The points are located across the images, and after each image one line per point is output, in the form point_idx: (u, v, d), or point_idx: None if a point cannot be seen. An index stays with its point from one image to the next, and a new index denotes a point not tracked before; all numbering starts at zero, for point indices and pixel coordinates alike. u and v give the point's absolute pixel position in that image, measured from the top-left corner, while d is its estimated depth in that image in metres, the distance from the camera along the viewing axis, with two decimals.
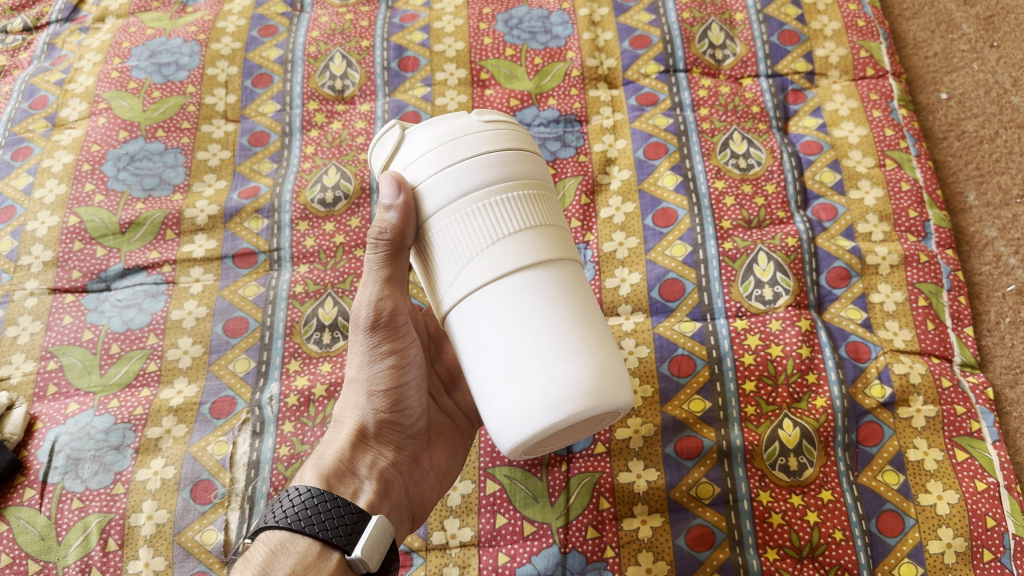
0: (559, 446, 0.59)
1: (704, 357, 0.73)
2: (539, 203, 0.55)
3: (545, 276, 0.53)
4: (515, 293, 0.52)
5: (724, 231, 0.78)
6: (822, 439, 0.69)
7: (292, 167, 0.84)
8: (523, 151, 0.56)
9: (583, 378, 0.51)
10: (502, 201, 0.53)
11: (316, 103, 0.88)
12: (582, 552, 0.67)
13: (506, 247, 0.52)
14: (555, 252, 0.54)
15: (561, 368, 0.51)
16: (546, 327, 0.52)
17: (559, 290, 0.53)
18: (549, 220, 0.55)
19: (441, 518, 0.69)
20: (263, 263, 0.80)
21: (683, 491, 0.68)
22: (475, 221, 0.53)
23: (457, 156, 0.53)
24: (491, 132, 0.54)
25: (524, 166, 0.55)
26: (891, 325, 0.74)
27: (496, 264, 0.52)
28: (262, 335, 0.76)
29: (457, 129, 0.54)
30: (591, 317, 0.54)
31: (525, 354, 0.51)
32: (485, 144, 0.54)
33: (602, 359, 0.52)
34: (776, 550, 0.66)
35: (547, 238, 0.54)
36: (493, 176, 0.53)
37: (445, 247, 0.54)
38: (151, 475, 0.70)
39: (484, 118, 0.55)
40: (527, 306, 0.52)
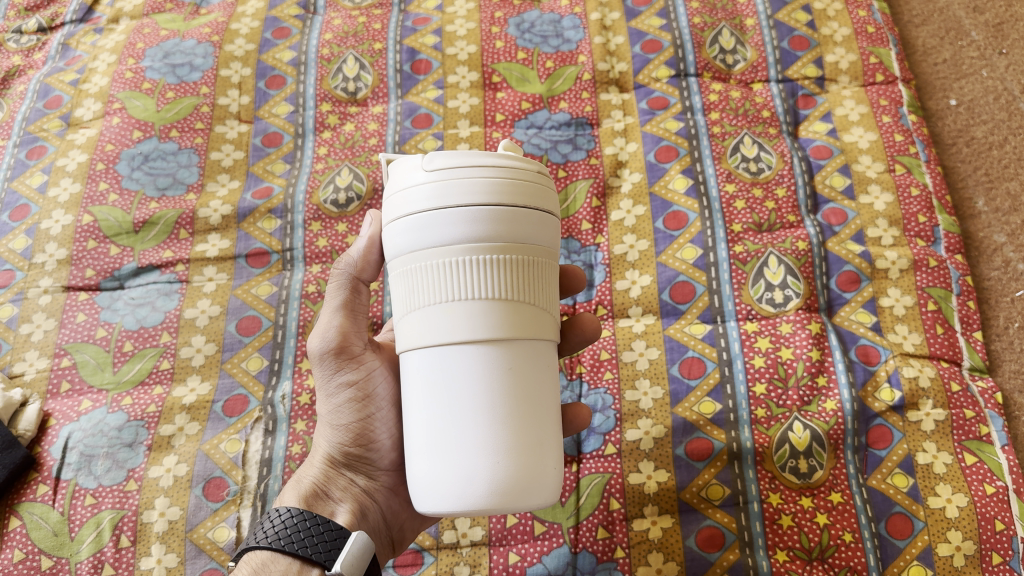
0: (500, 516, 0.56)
1: (714, 359, 0.73)
2: (520, 269, 0.49)
3: (489, 355, 0.48)
4: (456, 361, 0.48)
5: (735, 235, 0.78)
6: (832, 441, 0.70)
7: (305, 168, 0.85)
8: (517, 207, 0.49)
9: (463, 482, 0.47)
10: (472, 262, 0.48)
11: (329, 105, 0.89)
12: (593, 552, 0.67)
13: (460, 316, 0.48)
14: (512, 331, 0.48)
15: (446, 462, 0.48)
16: (454, 411, 0.48)
17: (498, 376, 0.48)
18: (521, 295, 0.49)
19: (452, 517, 0.69)
20: (276, 263, 0.80)
21: (693, 492, 0.69)
22: (437, 274, 0.49)
23: (444, 202, 0.48)
24: (486, 180, 0.48)
25: (517, 226, 0.49)
26: (901, 329, 0.75)
27: (446, 330, 0.48)
28: (275, 334, 0.77)
29: (451, 169, 0.48)
30: (516, 415, 0.48)
31: (427, 433, 0.49)
32: (474, 193, 0.47)
33: (497, 467, 0.47)
34: (786, 551, 0.66)
35: (515, 315, 0.49)
36: (469, 231, 0.48)
37: (405, 290, 0.50)
38: (164, 472, 0.71)
39: (480, 165, 0.48)
40: (453, 381, 0.48)
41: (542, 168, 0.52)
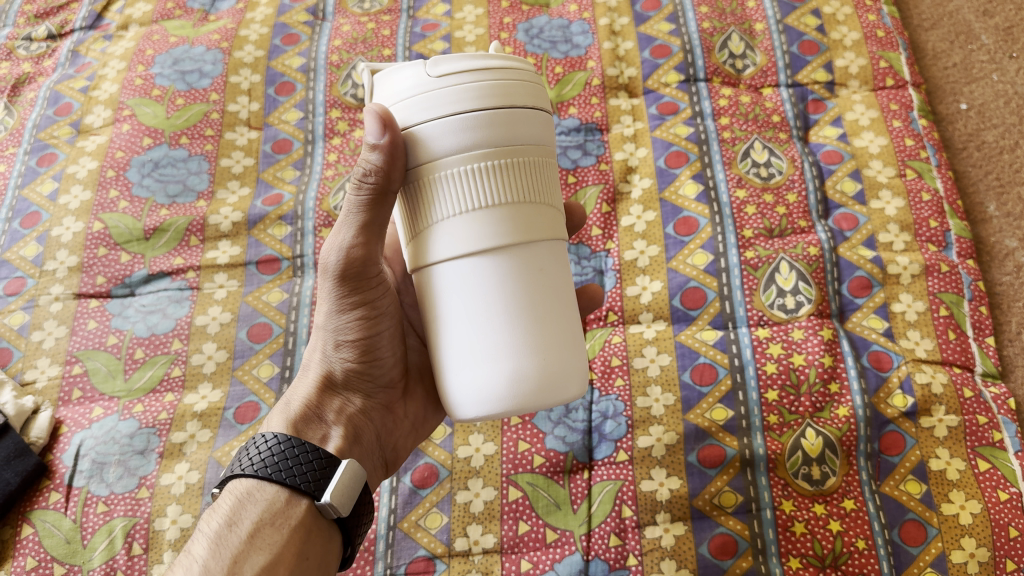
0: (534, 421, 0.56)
1: (726, 365, 0.73)
2: (518, 171, 0.46)
3: (492, 262, 0.46)
4: (462, 273, 0.46)
5: (745, 241, 0.78)
6: (844, 448, 0.70)
7: (315, 175, 0.85)
8: (502, 102, 0.46)
9: (497, 381, 0.47)
10: (466, 171, 0.45)
11: (339, 111, 0.88)
12: (605, 560, 0.67)
13: (463, 225, 0.46)
14: (517, 232, 0.46)
15: (476, 368, 0.47)
16: (478, 321, 0.47)
17: (511, 278, 0.46)
18: (521, 195, 0.46)
19: (464, 524, 0.69)
20: (287, 270, 0.80)
21: (706, 499, 0.68)
22: (433, 187, 0.46)
23: (430, 111, 0.45)
24: (473, 85, 0.45)
25: (512, 126, 0.46)
26: (913, 334, 0.75)
27: (451, 240, 0.46)
28: (286, 341, 0.77)
29: (438, 78, 0.45)
30: (540, 309, 0.47)
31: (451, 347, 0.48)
32: (451, 91, 0.45)
33: (530, 363, 0.47)
34: (799, 559, 0.66)
35: (520, 218, 0.46)
36: (458, 136, 0.45)
37: (405, 211, 0.48)
38: (176, 480, 0.71)
39: (465, 68, 0.45)
40: (465, 295, 0.46)
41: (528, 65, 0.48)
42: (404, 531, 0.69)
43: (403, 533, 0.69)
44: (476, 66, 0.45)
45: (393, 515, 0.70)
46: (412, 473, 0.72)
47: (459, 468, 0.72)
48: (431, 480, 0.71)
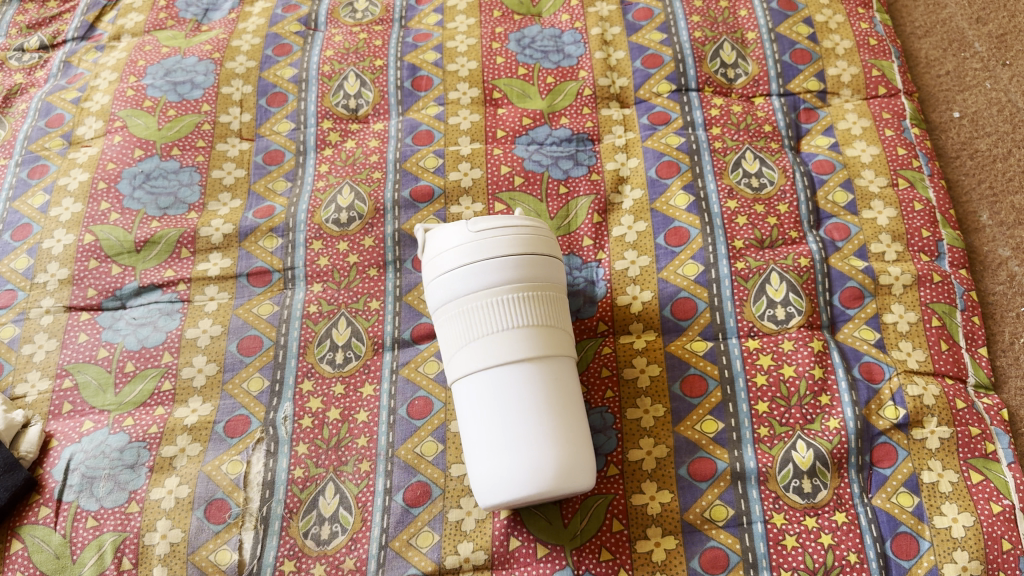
0: (551, 501, 0.66)
1: (716, 377, 0.73)
2: (539, 302, 0.64)
3: (528, 373, 0.62)
4: (505, 380, 0.62)
5: (736, 252, 0.78)
6: (836, 460, 0.69)
7: (306, 186, 0.85)
8: (534, 254, 0.65)
9: (524, 472, 0.61)
10: (504, 305, 0.63)
11: (331, 122, 0.88)
12: (596, 574, 0.67)
13: (508, 345, 0.62)
14: (547, 349, 0.63)
15: (509, 459, 0.61)
16: (524, 425, 0.61)
17: (543, 386, 0.62)
18: (548, 320, 0.64)
19: (455, 542, 0.68)
20: (277, 282, 0.80)
21: (697, 513, 0.68)
22: (485, 312, 0.63)
23: (477, 269, 0.63)
24: (498, 247, 0.64)
25: (531, 268, 0.65)
26: (904, 345, 0.74)
27: (500, 356, 0.62)
28: (276, 354, 0.77)
29: (474, 244, 0.64)
30: (565, 413, 0.63)
31: (490, 438, 0.62)
32: (497, 248, 0.63)
33: (553, 459, 0.61)
34: (790, 572, 0.66)
35: (544, 335, 0.64)
36: (502, 278, 0.63)
37: (460, 325, 0.64)
38: (165, 494, 0.71)
39: (489, 240, 0.63)
40: (505, 397, 0.62)
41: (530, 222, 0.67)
42: (395, 550, 0.68)
43: (394, 552, 0.68)
44: (497, 231, 0.64)
45: (385, 535, 0.68)
46: (404, 491, 0.70)
47: (452, 486, 0.70)
48: (423, 498, 0.70)
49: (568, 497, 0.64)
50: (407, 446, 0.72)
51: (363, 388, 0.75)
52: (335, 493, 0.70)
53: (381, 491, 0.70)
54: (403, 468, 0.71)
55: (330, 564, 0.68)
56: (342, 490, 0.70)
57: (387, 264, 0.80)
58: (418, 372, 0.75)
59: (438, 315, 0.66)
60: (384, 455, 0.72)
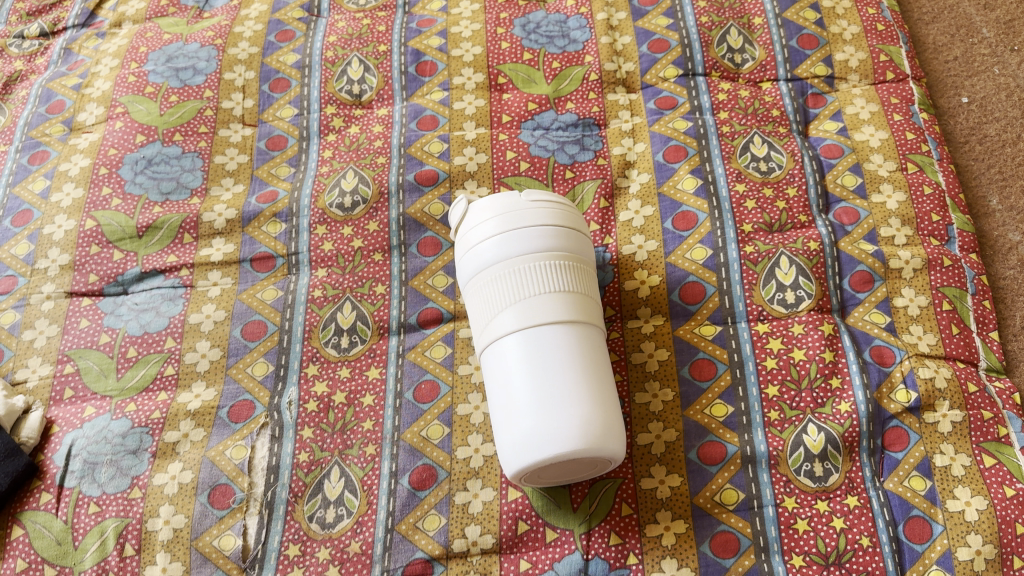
0: (578, 477, 0.67)
1: (725, 361, 0.72)
2: (576, 273, 0.69)
3: (566, 335, 0.66)
4: (541, 340, 0.65)
5: (745, 235, 0.77)
6: (847, 444, 0.68)
7: (310, 171, 0.84)
8: (574, 229, 0.71)
9: (568, 427, 0.62)
10: (547, 269, 0.67)
11: (334, 107, 0.88)
12: (605, 559, 0.66)
13: (546, 307, 0.66)
14: (579, 315, 0.67)
15: (550, 414, 0.63)
16: (562, 384, 0.64)
17: (577, 348, 0.66)
18: (582, 287, 0.69)
19: (462, 525, 0.68)
20: (281, 267, 0.79)
21: (707, 497, 0.67)
22: (523, 276, 0.67)
23: (527, 230, 0.68)
24: (550, 213, 0.70)
25: (575, 240, 0.71)
26: (915, 329, 0.74)
27: (540, 316, 0.66)
28: (280, 339, 0.76)
29: (519, 217, 0.69)
30: (599, 376, 0.66)
31: (532, 394, 0.64)
32: (540, 219, 0.69)
33: (594, 415, 0.63)
34: (802, 556, 0.65)
35: (579, 304, 0.67)
36: (545, 245, 0.68)
37: (500, 288, 0.67)
38: (168, 479, 0.70)
39: (542, 208, 0.70)
40: (544, 356, 0.65)
41: (569, 201, 0.73)
42: (402, 534, 0.68)
43: (400, 536, 0.67)
44: (547, 204, 0.70)
45: (391, 518, 0.68)
46: (410, 474, 0.70)
47: (458, 469, 0.70)
48: (429, 481, 0.69)
49: (598, 467, 0.65)
50: (413, 429, 0.72)
51: (368, 372, 0.74)
52: (340, 476, 0.70)
53: (387, 475, 0.70)
54: (408, 451, 0.71)
55: (336, 548, 0.67)
56: (347, 474, 0.70)
57: (392, 249, 0.79)
58: (424, 356, 0.75)
59: (477, 281, 0.69)
60: (390, 438, 0.71)
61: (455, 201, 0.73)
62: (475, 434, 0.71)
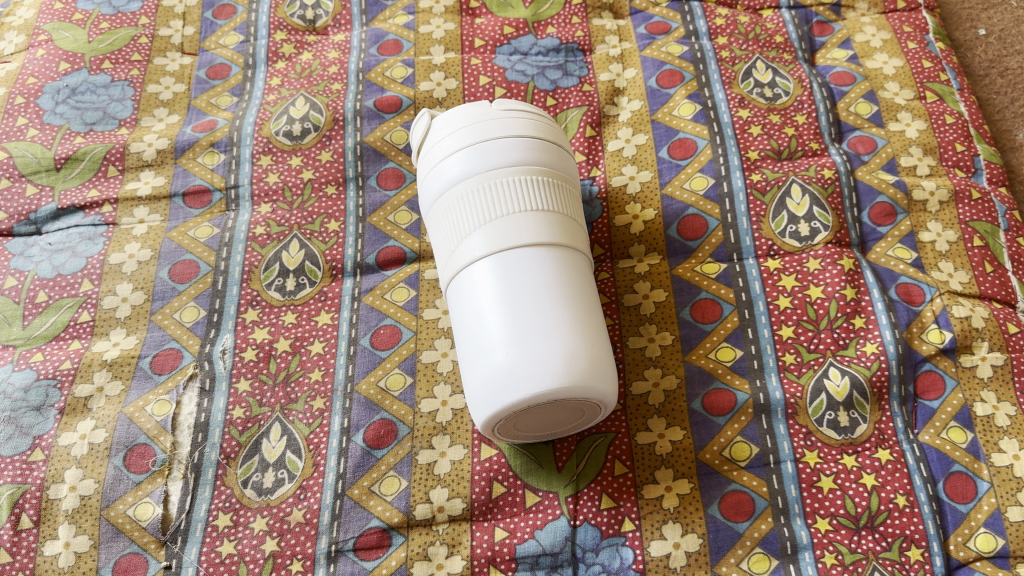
0: (564, 428, 0.57)
1: (732, 301, 0.62)
2: (558, 191, 0.59)
3: (546, 259, 0.56)
4: (516, 264, 0.55)
5: (751, 163, 0.67)
6: (875, 391, 0.59)
7: (254, 100, 0.74)
8: (557, 143, 0.61)
9: (548, 361, 0.52)
10: (525, 184, 0.57)
11: (284, 33, 0.78)
12: (596, 525, 0.56)
13: (523, 227, 0.56)
14: (562, 237, 0.57)
15: (528, 347, 0.53)
16: (541, 313, 0.54)
17: (560, 273, 0.56)
18: (566, 208, 0.59)
19: (426, 489, 0.57)
20: (218, 203, 0.69)
21: (714, 452, 0.57)
22: (496, 192, 0.57)
23: (500, 140, 0.59)
24: (528, 123, 0.60)
25: (558, 155, 0.61)
26: (945, 266, 0.65)
27: (515, 238, 0.56)
28: (215, 281, 0.65)
29: (491, 126, 0.59)
30: (587, 307, 0.56)
31: (507, 324, 0.54)
32: (516, 129, 0.59)
33: (581, 348, 0.53)
34: (827, 520, 0.55)
35: (562, 225, 0.58)
36: (521, 157, 0.58)
37: (470, 208, 0.58)
38: (77, 440, 0.59)
39: (519, 117, 0.60)
40: (520, 282, 0.55)
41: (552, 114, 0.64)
42: (354, 499, 0.57)
43: (352, 502, 0.57)
44: (525, 114, 0.61)
45: (341, 482, 0.57)
46: (365, 430, 0.59)
47: (422, 424, 0.59)
48: (388, 439, 0.59)
49: (587, 414, 0.55)
50: (369, 380, 0.61)
51: (317, 317, 0.64)
52: (281, 435, 0.59)
53: (337, 432, 0.59)
54: (363, 405, 0.60)
55: (275, 517, 0.56)
56: (289, 432, 0.59)
57: (347, 181, 0.70)
58: (383, 299, 0.65)
59: (444, 202, 0.59)
60: (342, 390, 0.61)
61: (419, 114, 0.64)
62: (442, 385, 0.61)
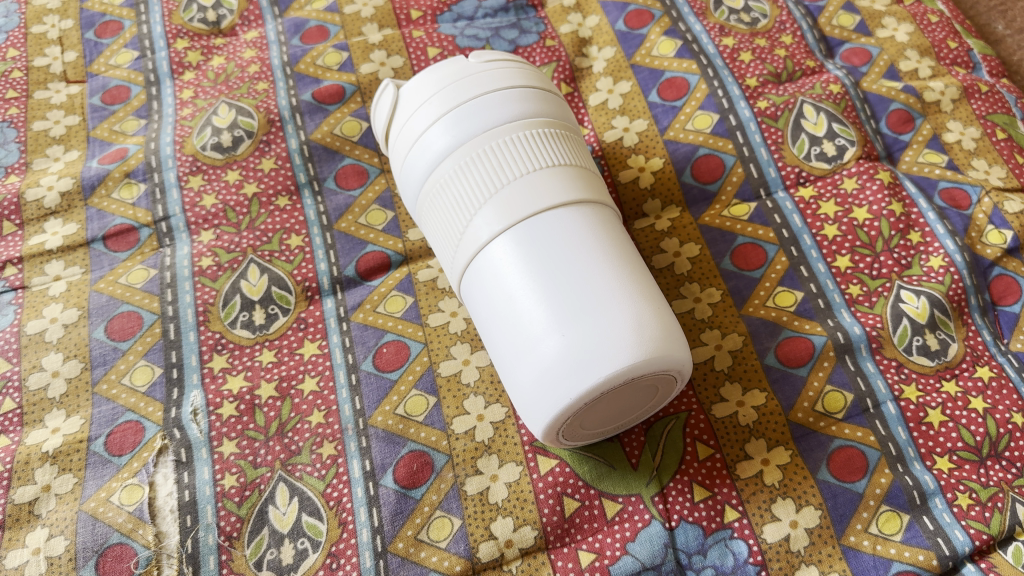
0: (634, 415, 0.47)
1: (774, 240, 0.55)
2: (566, 143, 0.50)
3: (575, 221, 0.47)
4: (543, 231, 0.46)
5: (753, 90, 0.60)
6: (955, 306, 0.52)
7: (166, 118, 0.63)
8: (549, 92, 0.52)
9: (613, 333, 0.43)
10: (530, 140, 0.48)
11: (186, 41, 0.67)
12: (696, 523, 0.47)
13: (540, 188, 0.47)
14: (585, 193, 0.48)
15: (583, 324, 0.43)
16: (588, 281, 0.44)
17: (597, 234, 0.47)
18: (580, 161, 0.50)
19: (486, 523, 0.47)
20: (148, 240, 0.57)
21: (807, 409, 0.49)
22: (498, 154, 0.48)
23: (489, 94, 0.49)
24: (516, 73, 0.51)
25: (553, 102, 0.52)
26: (979, 164, 0.59)
27: (534, 201, 0.47)
28: (165, 330, 0.53)
29: (474, 82, 0.50)
30: (634, 266, 0.47)
31: (549, 304, 0.44)
32: (503, 80, 0.50)
33: (645, 311, 0.44)
34: (947, 457, 0.48)
35: (583, 179, 0.49)
36: (517, 111, 0.49)
37: (471, 178, 0.48)
38: (30, 557, 0.46)
39: (502, 68, 0.51)
40: (554, 252, 0.45)
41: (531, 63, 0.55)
42: (401, 555, 0.46)
43: (400, 558, 0.46)
44: (507, 63, 0.52)
45: (380, 537, 0.46)
46: (394, 469, 0.48)
47: (461, 448, 0.49)
48: (424, 474, 0.48)
49: (662, 391, 0.46)
50: (384, 410, 0.50)
51: (302, 349, 0.53)
52: (290, 497, 0.48)
53: (361, 479, 0.48)
54: (384, 440, 0.49)
55: None
56: (299, 490, 0.48)
57: (300, 188, 0.59)
58: (377, 314, 0.54)
59: (434, 180, 0.50)
60: (354, 428, 0.50)
61: (379, 88, 0.54)
62: (473, 398, 0.51)
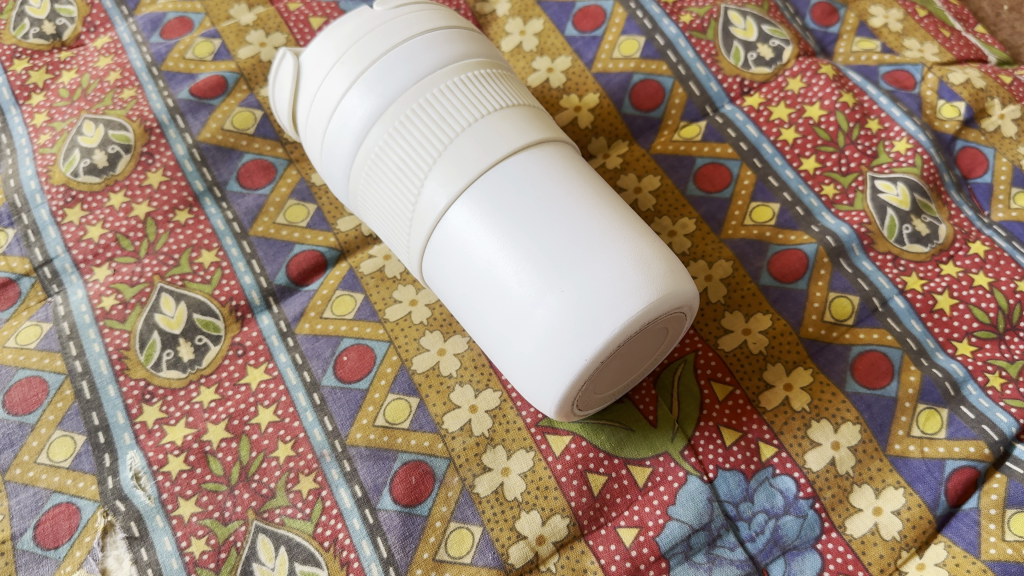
0: (644, 365, 0.42)
1: (735, 156, 0.52)
2: (503, 83, 0.44)
3: (537, 165, 0.41)
4: (507, 184, 0.40)
5: (672, 6, 0.56)
6: (932, 186, 0.50)
7: (21, 149, 0.53)
8: (471, 31, 0.46)
9: (614, 279, 0.37)
10: (464, 86, 0.42)
11: (25, 60, 0.57)
12: (734, 468, 0.42)
13: (490, 136, 0.41)
14: (539, 133, 0.42)
15: (576, 277, 0.38)
16: (571, 228, 0.39)
17: (564, 176, 0.41)
18: (522, 99, 0.44)
19: (510, 523, 0.41)
20: (33, 291, 0.48)
21: (816, 322, 0.46)
22: (434, 108, 0.41)
23: (406, 42, 0.43)
24: (428, 16, 0.45)
25: (475, 39, 0.46)
26: (911, 43, 0.57)
27: (487, 152, 0.40)
28: (78, 390, 0.45)
29: (385, 32, 0.43)
30: (612, 201, 0.41)
31: (532, 264, 0.39)
32: (417, 25, 0.44)
33: (640, 247, 0.39)
34: (966, 341, 0.45)
35: (533, 118, 0.43)
36: (442, 55, 0.43)
37: (409, 141, 0.41)
38: None
39: (411, 12, 0.45)
40: (525, 203, 0.40)
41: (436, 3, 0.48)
42: None
43: None
44: (415, 7, 0.45)
45: (394, 568, 0.40)
46: (389, 488, 0.42)
47: (460, 447, 0.43)
48: (426, 485, 0.42)
49: (671, 332, 0.41)
50: (362, 425, 0.44)
51: (246, 378, 0.45)
52: (275, 548, 0.40)
53: (355, 508, 0.41)
54: (370, 458, 0.43)
55: None
56: (285, 538, 0.40)
57: (200, 197, 0.51)
58: (325, 320, 0.47)
59: (365, 153, 0.43)
60: (332, 453, 0.43)
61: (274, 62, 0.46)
62: (459, 389, 0.45)
